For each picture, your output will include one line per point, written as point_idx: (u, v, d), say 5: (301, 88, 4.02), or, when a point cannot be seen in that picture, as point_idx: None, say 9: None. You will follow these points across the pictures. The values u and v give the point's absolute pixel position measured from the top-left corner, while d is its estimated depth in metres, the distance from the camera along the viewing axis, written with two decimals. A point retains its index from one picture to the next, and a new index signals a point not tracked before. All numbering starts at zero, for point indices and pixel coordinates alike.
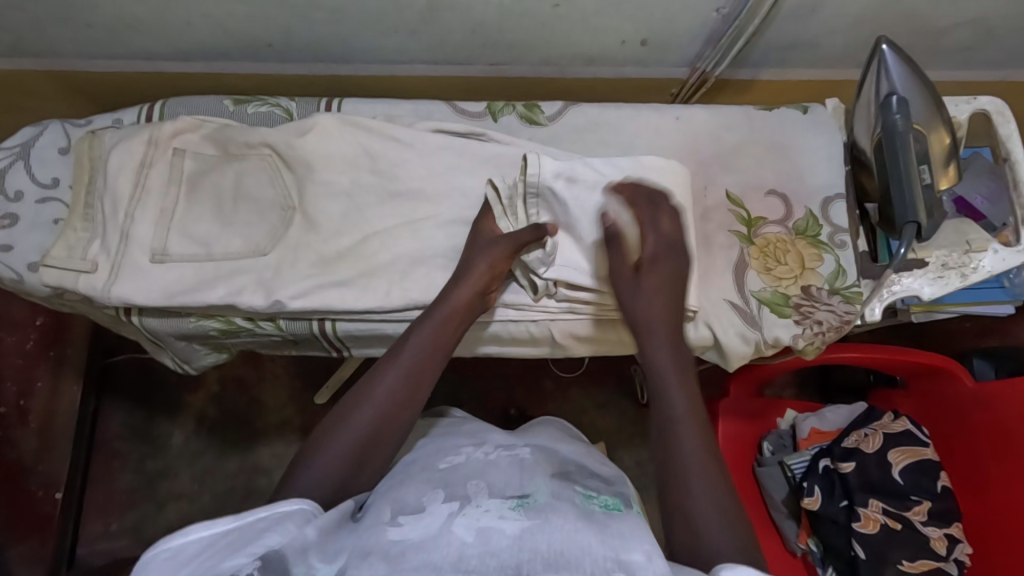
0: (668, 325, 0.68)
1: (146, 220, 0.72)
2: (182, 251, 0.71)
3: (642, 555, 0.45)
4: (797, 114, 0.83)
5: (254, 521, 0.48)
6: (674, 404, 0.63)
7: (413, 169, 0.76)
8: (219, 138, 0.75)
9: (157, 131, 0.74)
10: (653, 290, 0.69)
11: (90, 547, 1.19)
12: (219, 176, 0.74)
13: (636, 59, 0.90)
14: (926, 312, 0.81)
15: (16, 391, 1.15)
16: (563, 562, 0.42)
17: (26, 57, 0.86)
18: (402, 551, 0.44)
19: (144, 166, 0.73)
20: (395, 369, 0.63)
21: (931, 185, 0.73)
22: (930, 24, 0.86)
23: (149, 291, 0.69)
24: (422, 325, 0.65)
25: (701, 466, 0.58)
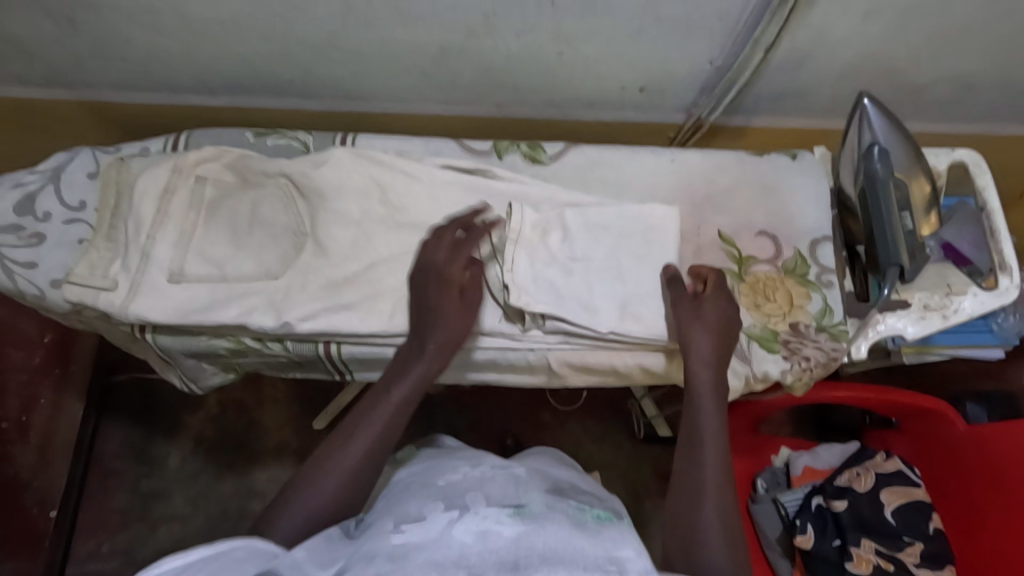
0: (715, 361, 0.70)
1: (166, 241, 0.75)
2: (199, 272, 0.75)
3: (632, 552, 0.47)
4: (787, 159, 0.88)
5: (229, 552, 0.47)
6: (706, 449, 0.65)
7: (421, 204, 0.80)
8: (239, 167, 0.80)
9: (182, 159, 0.78)
10: (708, 321, 0.72)
11: (82, 567, 1.19)
12: (237, 203, 0.79)
13: (635, 103, 0.95)
14: (917, 354, 0.84)
15: (18, 406, 1.12)
16: (559, 557, 0.45)
17: (62, 87, 0.92)
18: (405, 553, 0.46)
19: (167, 191, 0.77)
20: (378, 413, 0.65)
21: (912, 230, 0.77)
22: (911, 79, 0.91)
23: (165, 309, 0.72)
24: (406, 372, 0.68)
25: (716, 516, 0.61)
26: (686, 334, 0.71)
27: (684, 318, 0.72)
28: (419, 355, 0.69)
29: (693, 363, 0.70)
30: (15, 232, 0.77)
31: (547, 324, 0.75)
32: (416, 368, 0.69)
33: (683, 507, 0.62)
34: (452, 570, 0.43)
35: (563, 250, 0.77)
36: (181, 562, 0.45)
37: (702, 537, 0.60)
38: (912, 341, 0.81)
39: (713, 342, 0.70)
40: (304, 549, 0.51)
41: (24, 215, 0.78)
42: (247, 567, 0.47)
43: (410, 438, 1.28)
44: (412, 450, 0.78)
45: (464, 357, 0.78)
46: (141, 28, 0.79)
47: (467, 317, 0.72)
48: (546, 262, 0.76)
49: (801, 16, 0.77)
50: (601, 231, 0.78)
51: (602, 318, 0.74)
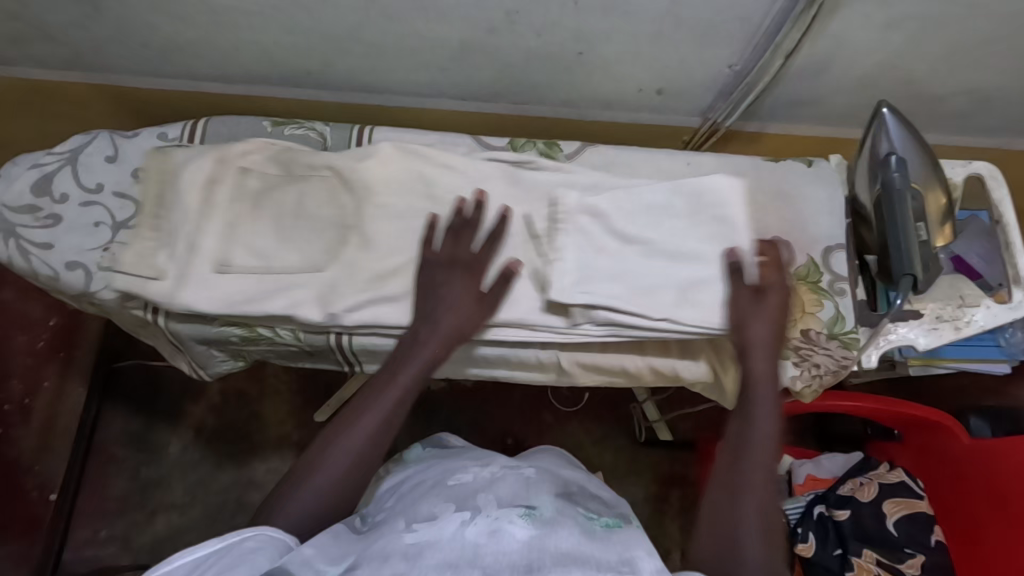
0: (772, 355, 0.68)
1: (214, 232, 0.75)
2: (246, 264, 0.75)
3: (643, 553, 0.47)
4: (803, 166, 0.88)
5: (238, 542, 0.49)
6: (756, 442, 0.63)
7: (468, 198, 0.80)
8: (284, 159, 0.79)
9: (227, 151, 0.78)
10: (766, 311, 0.69)
11: (80, 551, 1.20)
12: (283, 195, 0.78)
13: (652, 106, 0.96)
14: (923, 365, 0.85)
15: (22, 389, 1.14)
16: (572, 559, 0.44)
17: (82, 71, 0.92)
18: (418, 552, 0.46)
19: (212, 181, 0.77)
20: (380, 402, 0.65)
21: (927, 241, 0.77)
22: (928, 91, 0.91)
23: (216, 297, 0.73)
24: (409, 359, 0.68)
25: (762, 513, 0.59)
26: (745, 326, 0.68)
27: (742, 307, 0.69)
28: (422, 344, 0.69)
29: (752, 356, 0.67)
30: (33, 213, 0.78)
31: (595, 315, 0.72)
32: (421, 357, 0.68)
33: (722, 515, 0.59)
34: (466, 568, 0.43)
35: (614, 234, 0.74)
36: (194, 556, 0.47)
37: (741, 546, 0.56)
38: (921, 352, 0.82)
39: (772, 337, 0.68)
40: (312, 545, 0.49)
41: (41, 196, 0.79)
42: (258, 554, 0.48)
43: (412, 434, 1.28)
44: (419, 448, 0.77)
45: (475, 353, 0.78)
46: (164, 13, 0.79)
47: (482, 317, 0.72)
48: (595, 249, 0.73)
49: (822, 24, 0.77)
50: (660, 211, 0.74)
51: (658, 304, 0.70)
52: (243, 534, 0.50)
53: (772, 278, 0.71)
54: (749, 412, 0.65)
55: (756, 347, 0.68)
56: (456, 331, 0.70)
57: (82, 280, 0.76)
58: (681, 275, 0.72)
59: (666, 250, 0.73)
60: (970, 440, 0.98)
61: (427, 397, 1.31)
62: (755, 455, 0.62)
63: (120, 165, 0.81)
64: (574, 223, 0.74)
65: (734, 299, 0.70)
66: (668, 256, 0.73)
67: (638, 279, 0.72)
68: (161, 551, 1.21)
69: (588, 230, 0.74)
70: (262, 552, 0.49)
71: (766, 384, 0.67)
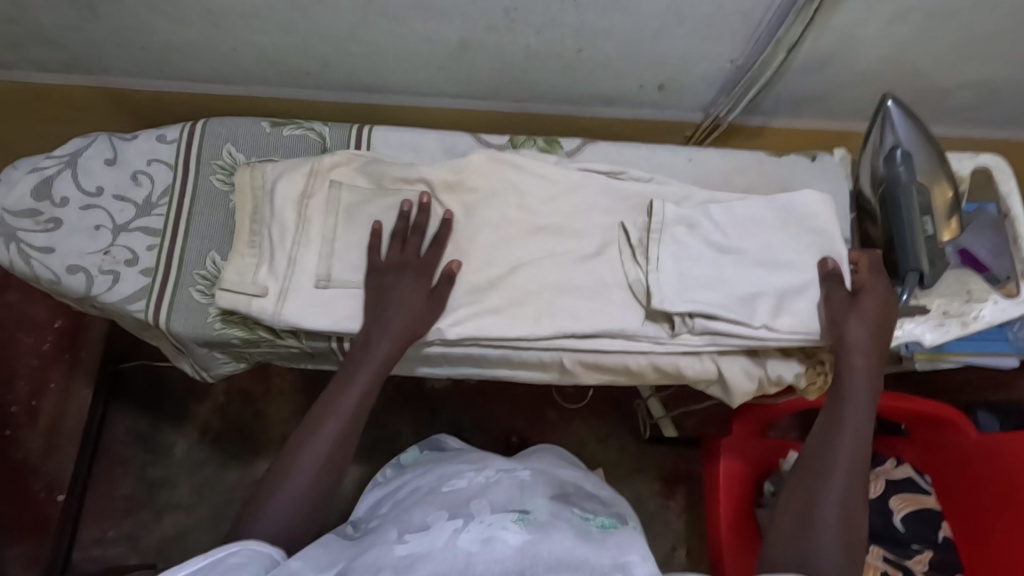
0: (871, 356, 0.70)
1: (312, 247, 0.75)
2: (347, 277, 0.75)
3: (637, 558, 0.47)
4: (806, 161, 0.87)
5: (224, 557, 0.48)
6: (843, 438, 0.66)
7: (560, 207, 0.79)
8: (371, 172, 0.79)
9: (318, 163, 0.78)
10: (864, 313, 0.71)
11: (88, 551, 1.21)
12: (377, 211, 0.77)
13: (653, 102, 0.95)
14: (930, 360, 0.84)
15: (28, 390, 1.18)
16: (565, 566, 0.44)
17: (79, 73, 0.92)
18: (411, 563, 0.45)
19: (304, 196, 0.77)
20: (339, 411, 0.66)
21: (933, 236, 0.75)
22: (934, 83, 0.90)
23: (321, 314, 0.74)
24: (361, 365, 0.69)
25: (844, 506, 0.62)
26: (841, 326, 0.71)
27: (838, 308, 0.72)
28: (372, 351, 0.69)
29: (850, 358, 0.70)
30: (34, 217, 0.78)
31: (694, 324, 0.73)
32: (373, 363, 0.69)
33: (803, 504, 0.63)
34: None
35: (710, 244, 0.75)
36: (179, 574, 0.46)
37: (819, 532, 0.60)
38: (928, 349, 0.81)
39: (870, 341, 0.70)
40: (300, 558, 0.49)
41: (42, 200, 0.79)
42: (245, 566, 0.48)
43: (416, 433, 1.28)
44: (415, 452, 0.77)
45: (477, 353, 0.77)
46: (160, 14, 0.79)
47: (432, 315, 0.72)
48: (692, 258, 0.75)
49: (826, 18, 0.76)
50: (751, 223, 0.76)
51: (757, 311, 0.73)
52: (227, 549, 0.49)
53: (869, 283, 0.73)
54: (839, 410, 0.68)
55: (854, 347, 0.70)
56: (409, 329, 0.71)
57: (83, 284, 0.76)
58: (775, 286, 0.74)
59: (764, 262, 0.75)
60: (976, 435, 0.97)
61: (430, 396, 1.31)
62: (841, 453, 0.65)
63: (120, 168, 0.81)
64: (666, 233, 0.75)
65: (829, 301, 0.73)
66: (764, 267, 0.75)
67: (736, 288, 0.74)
68: (168, 551, 1.21)
69: (679, 241, 0.75)
70: (249, 564, 0.49)
71: (860, 386, 0.69)
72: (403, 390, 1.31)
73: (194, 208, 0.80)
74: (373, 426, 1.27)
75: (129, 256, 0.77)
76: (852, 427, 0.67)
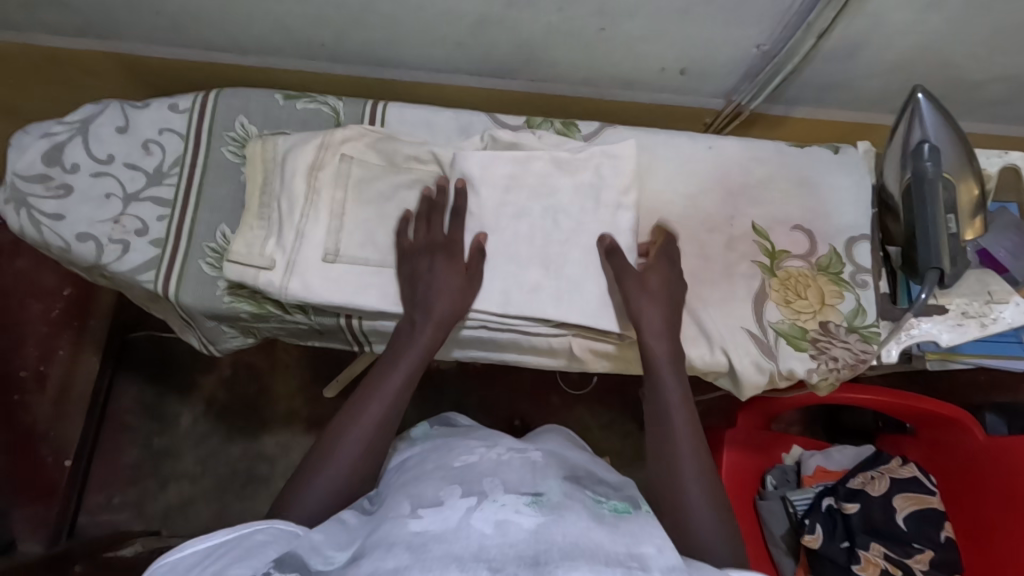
0: (668, 329, 0.71)
1: (321, 223, 0.74)
2: (354, 254, 0.74)
3: (653, 547, 0.46)
4: (828, 153, 0.84)
5: (251, 532, 0.49)
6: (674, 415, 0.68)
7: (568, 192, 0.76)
8: (383, 149, 0.78)
9: (329, 136, 0.76)
10: (653, 289, 0.72)
11: (94, 515, 1.22)
12: (385, 186, 0.77)
13: (674, 86, 0.93)
14: (942, 360, 0.82)
15: (37, 355, 1.17)
16: (580, 552, 0.43)
17: (93, 38, 0.90)
18: (424, 543, 0.44)
19: (314, 167, 0.75)
20: (383, 392, 0.66)
21: (956, 235, 0.74)
22: (966, 75, 0.87)
23: (325, 289, 0.72)
24: (412, 346, 0.69)
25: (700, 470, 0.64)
26: (634, 307, 0.71)
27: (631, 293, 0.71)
28: (421, 331, 0.70)
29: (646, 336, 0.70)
30: (44, 182, 0.77)
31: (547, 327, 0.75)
32: (416, 353, 0.69)
33: (672, 494, 0.63)
34: (472, 562, 0.42)
35: (551, 228, 0.75)
36: (207, 544, 0.47)
37: (689, 508, 0.62)
38: (943, 349, 0.80)
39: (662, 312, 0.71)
40: (321, 532, 0.49)
41: (52, 166, 0.78)
42: (280, 543, 0.48)
43: (419, 411, 1.28)
44: (426, 427, 0.76)
45: (485, 336, 0.77)
46: None
47: (471, 293, 0.72)
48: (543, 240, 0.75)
49: (860, 4, 0.74)
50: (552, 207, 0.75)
51: (540, 303, 0.72)
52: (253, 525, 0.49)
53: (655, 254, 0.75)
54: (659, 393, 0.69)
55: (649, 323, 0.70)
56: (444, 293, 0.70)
57: (93, 252, 0.76)
58: (541, 271, 0.73)
59: (545, 246, 0.74)
60: (985, 438, 0.96)
61: (435, 376, 1.31)
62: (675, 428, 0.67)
63: (131, 136, 0.80)
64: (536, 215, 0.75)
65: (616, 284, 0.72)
66: (545, 255, 0.74)
67: (563, 273, 0.73)
68: (174, 518, 1.23)
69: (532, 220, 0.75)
70: (279, 539, 0.49)
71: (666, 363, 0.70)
72: None
73: (205, 180, 0.79)
74: None
75: (139, 226, 0.77)
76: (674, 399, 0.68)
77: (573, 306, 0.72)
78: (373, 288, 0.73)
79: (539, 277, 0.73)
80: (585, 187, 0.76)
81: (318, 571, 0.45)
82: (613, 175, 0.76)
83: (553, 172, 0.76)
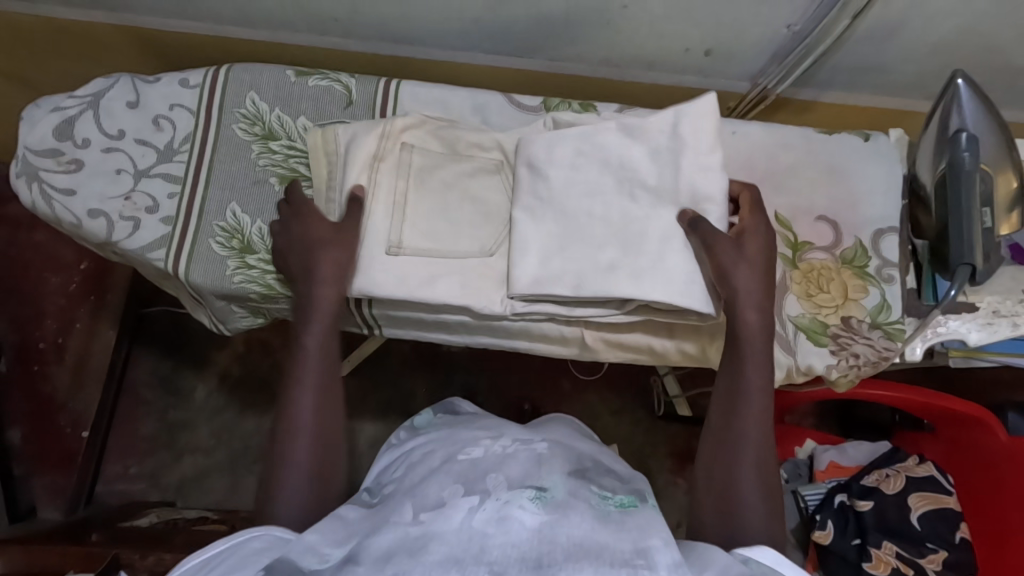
0: (761, 305, 0.66)
1: (383, 213, 0.72)
2: (417, 245, 0.71)
3: (659, 541, 0.44)
4: (859, 140, 0.81)
5: (245, 540, 0.48)
6: (751, 394, 0.64)
7: (647, 167, 0.71)
8: (445, 136, 0.76)
9: (390, 125, 0.74)
10: (750, 259, 0.67)
11: (111, 485, 1.24)
12: (447, 174, 0.75)
13: (698, 68, 0.89)
14: (966, 358, 0.78)
15: (56, 327, 1.19)
16: (585, 554, 0.42)
17: (103, 10, 0.89)
18: (423, 545, 0.43)
19: (376, 157, 0.73)
20: (303, 380, 0.65)
21: (991, 228, 0.71)
22: (1008, 61, 0.83)
23: (390, 284, 0.70)
24: (310, 324, 0.67)
25: (762, 460, 0.61)
26: (729, 276, 0.67)
27: (726, 260, 0.67)
28: (316, 302, 0.67)
29: (743, 306, 0.66)
30: (55, 157, 0.77)
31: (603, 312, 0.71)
32: (316, 331, 0.67)
33: (724, 483, 0.60)
34: (471, 565, 0.41)
35: (626, 202, 0.71)
36: (202, 556, 0.46)
37: (741, 502, 0.59)
38: (971, 348, 0.77)
39: (755, 281, 0.67)
40: (314, 534, 0.48)
41: (64, 140, 0.77)
42: (276, 547, 0.48)
43: (428, 393, 1.28)
44: (428, 415, 0.75)
45: (496, 324, 0.76)
46: None
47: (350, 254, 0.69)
48: (609, 216, 0.71)
49: None
50: (628, 180, 0.71)
51: (615, 285, 0.67)
52: (243, 534, 0.49)
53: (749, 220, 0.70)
54: (739, 370, 0.65)
55: (744, 293, 0.66)
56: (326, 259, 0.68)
57: (104, 229, 0.75)
58: (616, 251, 0.69)
59: (620, 225, 0.70)
60: (1008, 438, 0.94)
61: (445, 358, 1.30)
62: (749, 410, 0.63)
63: (142, 112, 0.79)
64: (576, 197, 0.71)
65: (703, 250, 0.67)
66: (618, 234, 0.70)
67: (643, 248, 0.69)
68: (188, 489, 1.25)
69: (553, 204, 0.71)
70: (274, 543, 0.49)
71: (754, 338, 0.66)
72: (419, 350, 1.31)
73: (216, 157, 0.78)
74: (388, 386, 1.28)
75: (149, 203, 0.76)
76: (752, 377, 0.64)
77: (653, 283, 0.67)
78: (429, 281, 0.71)
79: (608, 257, 0.69)
80: (660, 151, 0.71)
81: (311, 571, 0.44)
82: (695, 136, 0.70)
83: (622, 140, 0.72)
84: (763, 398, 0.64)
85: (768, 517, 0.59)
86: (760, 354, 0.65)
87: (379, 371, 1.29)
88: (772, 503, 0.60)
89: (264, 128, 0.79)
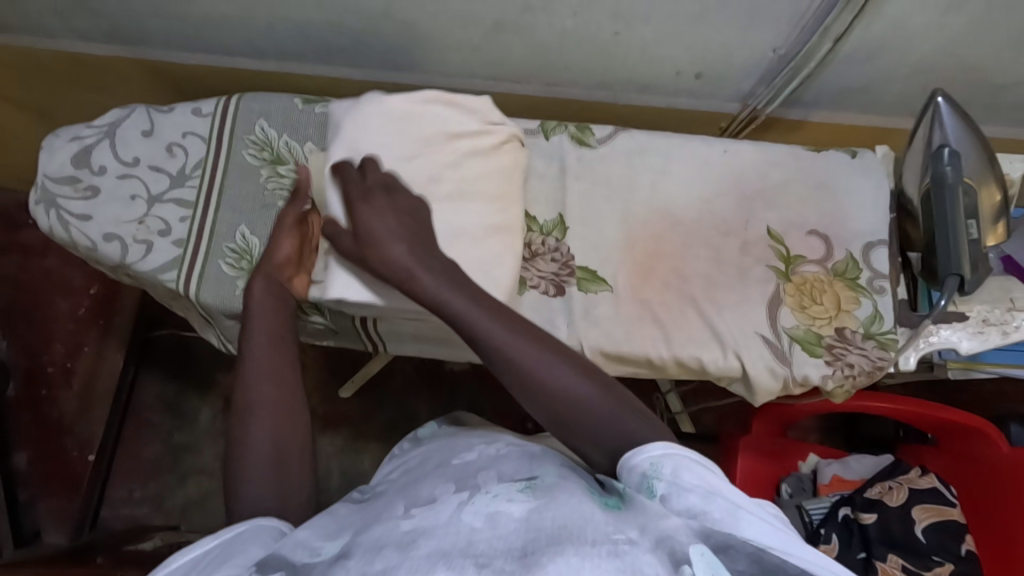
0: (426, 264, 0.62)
1: None
2: None
3: (635, 532, 0.42)
4: (847, 158, 0.84)
5: (230, 536, 0.49)
6: (495, 336, 0.57)
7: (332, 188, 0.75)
8: None
9: None
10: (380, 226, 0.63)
11: (115, 510, 1.24)
12: None
13: (689, 90, 0.93)
14: (965, 369, 0.79)
15: (64, 352, 1.21)
16: (568, 535, 0.41)
17: (121, 45, 0.93)
18: (413, 540, 0.43)
19: None
20: (250, 377, 0.61)
21: (977, 240, 0.73)
22: (988, 79, 0.86)
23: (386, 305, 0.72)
24: (251, 318, 0.65)
25: (549, 365, 0.55)
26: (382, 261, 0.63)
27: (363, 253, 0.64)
28: (253, 300, 0.67)
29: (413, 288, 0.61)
30: (73, 184, 0.80)
31: None
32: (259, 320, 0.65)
33: (563, 422, 0.54)
34: (459, 559, 0.40)
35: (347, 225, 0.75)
36: (188, 555, 0.47)
37: (580, 414, 0.53)
38: (964, 357, 0.79)
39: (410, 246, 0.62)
40: (306, 529, 0.49)
41: (81, 168, 0.80)
42: (261, 539, 0.49)
43: (431, 412, 1.30)
44: (433, 426, 0.76)
45: None
46: None
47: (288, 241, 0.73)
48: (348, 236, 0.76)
49: (877, 8, 0.74)
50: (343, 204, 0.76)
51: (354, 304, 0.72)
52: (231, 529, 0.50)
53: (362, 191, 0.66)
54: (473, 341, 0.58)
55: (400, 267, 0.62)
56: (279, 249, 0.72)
57: (118, 252, 0.78)
58: None
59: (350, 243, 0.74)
60: (1009, 448, 0.94)
61: (448, 377, 1.32)
62: (503, 360, 0.56)
63: (155, 139, 0.82)
64: None
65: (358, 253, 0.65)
66: None
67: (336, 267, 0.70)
68: (191, 513, 1.26)
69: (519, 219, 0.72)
70: (260, 535, 0.50)
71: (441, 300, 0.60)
72: (423, 368, 1.32)
73: (226, 183, 0.81)
74: (393, 404, 1.30)
75: (162, 227, 0.79)
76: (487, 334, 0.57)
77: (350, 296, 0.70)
78: None
79: None
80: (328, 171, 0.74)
81: (303, 565, 0.45)
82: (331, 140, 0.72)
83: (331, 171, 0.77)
84: (498, 327, 0.57)
85: (601, 394, 0.54)
86: (463, 304, 0.59)
87: (383, 391, 1.30)
88: (589, 379, 0.55)
89: (273, 154, 0.83)
